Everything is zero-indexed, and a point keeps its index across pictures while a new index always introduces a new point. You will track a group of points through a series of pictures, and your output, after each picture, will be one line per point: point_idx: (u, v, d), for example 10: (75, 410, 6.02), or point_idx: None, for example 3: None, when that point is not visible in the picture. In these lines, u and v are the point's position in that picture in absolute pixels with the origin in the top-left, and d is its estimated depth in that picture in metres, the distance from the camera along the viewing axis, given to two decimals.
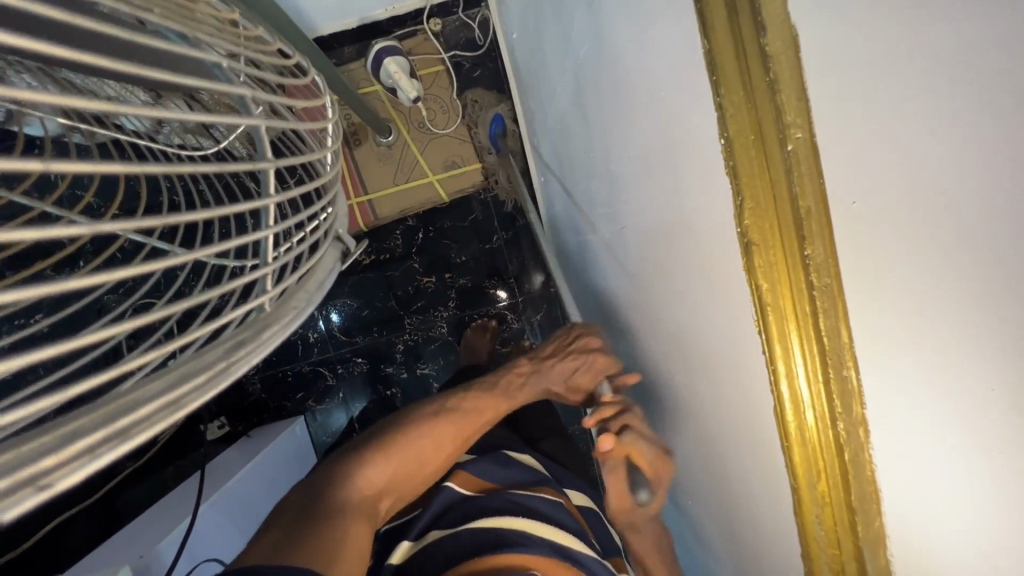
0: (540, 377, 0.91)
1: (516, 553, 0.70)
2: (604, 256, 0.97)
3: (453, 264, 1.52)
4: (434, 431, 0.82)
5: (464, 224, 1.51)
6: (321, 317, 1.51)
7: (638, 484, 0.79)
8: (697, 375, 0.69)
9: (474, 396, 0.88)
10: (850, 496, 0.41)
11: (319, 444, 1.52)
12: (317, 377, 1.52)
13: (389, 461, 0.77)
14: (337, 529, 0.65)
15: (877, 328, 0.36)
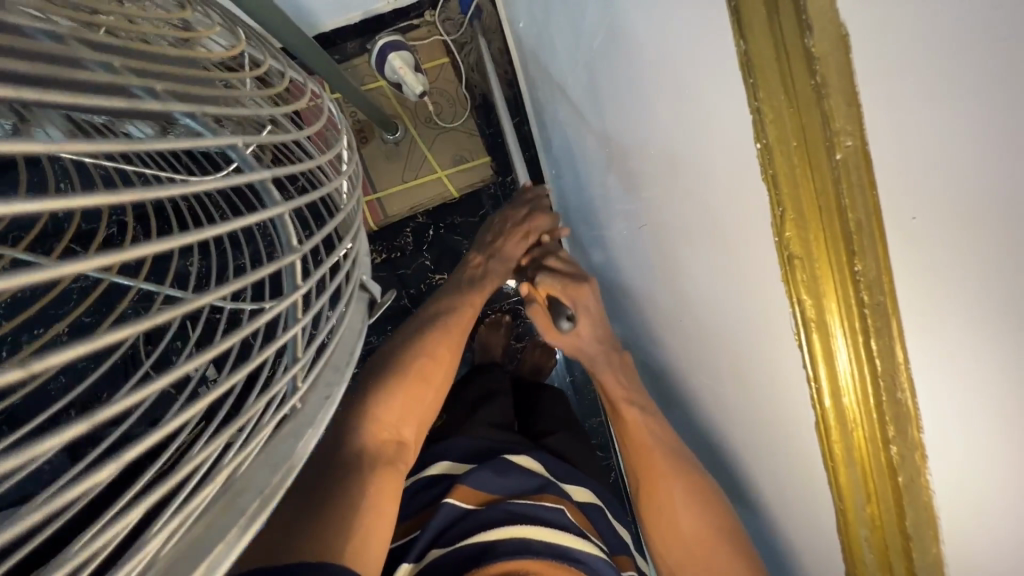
0: (496, 261, 1.00)
1: (511, 559, 0.73)
2: (620, 251, 0.95)
3: None
4: (428, 349, 0.85)
5: (474, 219, 1.50)
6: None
7: (560, 315, 0.88)
8: (725, 376, 0.67)
9: (449, 306, 0.93)
10: (904, 520, 0.39)
11: None
12: None
13: (398, 394, 0.79)
14: (359, 483, 0.66)
15: (935, 352, 0.34)
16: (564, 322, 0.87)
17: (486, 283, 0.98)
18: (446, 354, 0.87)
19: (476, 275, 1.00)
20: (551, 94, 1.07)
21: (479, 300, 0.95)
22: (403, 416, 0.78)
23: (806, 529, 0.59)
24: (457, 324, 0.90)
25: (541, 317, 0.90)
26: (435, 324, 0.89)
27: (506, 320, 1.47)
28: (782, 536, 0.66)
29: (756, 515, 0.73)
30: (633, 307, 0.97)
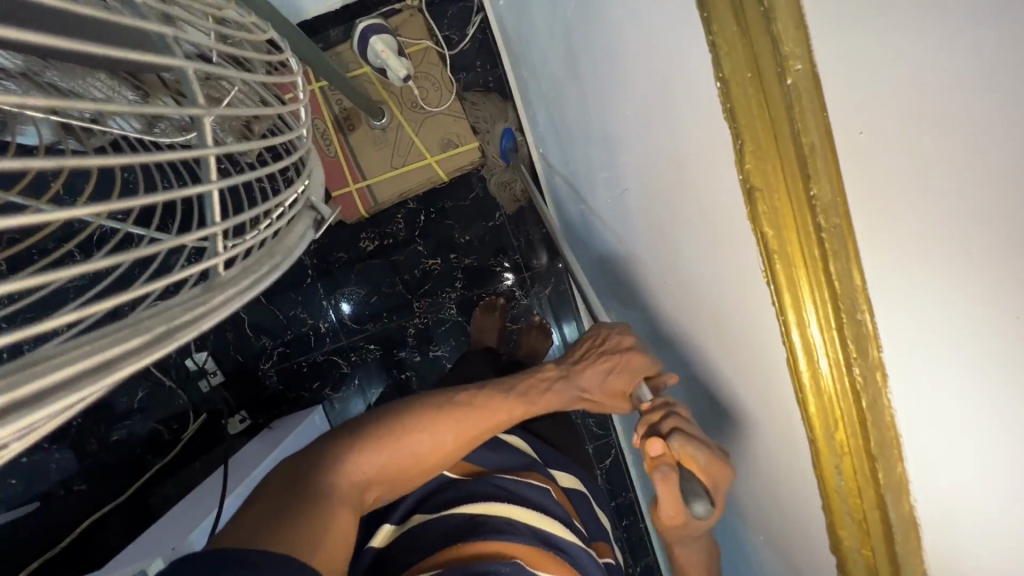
0: (566, 383, 0.93)
1: (500, 539, 0.75)
2: (605, 221, 0.96)
3: (458, 245, 1.51)
4: (438, 429, 0.84)
5: (464, 204, 1.50)
6: (333, 306, 1.52)
7: (692, 494, 0.70)
8: (709, 334, 0.68)
9: (485, 396, 0.90)
10: (869, 444, 0.41)
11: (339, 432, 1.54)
12: (330, 367, 1.53)
13: (380, 456, 0.80)
14: (319, 513, 0.70)
15: (886, 268, 0.36)
16: (698, 504, 0.69)
17: (541, 406, 0.92)
18: (449, 442, 0.85)
19: (536, 390, 0.93)
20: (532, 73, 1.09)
21: (517, 401, 0.91)
22: (378, 475, 0.80)
23: (786, 482, 0.60)
24: (478, 414, 0.87)
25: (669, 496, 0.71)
26: (457, 406, 0.87)
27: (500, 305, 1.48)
28: (766, 496, 0.68)
29: (742, 477, 0.74)
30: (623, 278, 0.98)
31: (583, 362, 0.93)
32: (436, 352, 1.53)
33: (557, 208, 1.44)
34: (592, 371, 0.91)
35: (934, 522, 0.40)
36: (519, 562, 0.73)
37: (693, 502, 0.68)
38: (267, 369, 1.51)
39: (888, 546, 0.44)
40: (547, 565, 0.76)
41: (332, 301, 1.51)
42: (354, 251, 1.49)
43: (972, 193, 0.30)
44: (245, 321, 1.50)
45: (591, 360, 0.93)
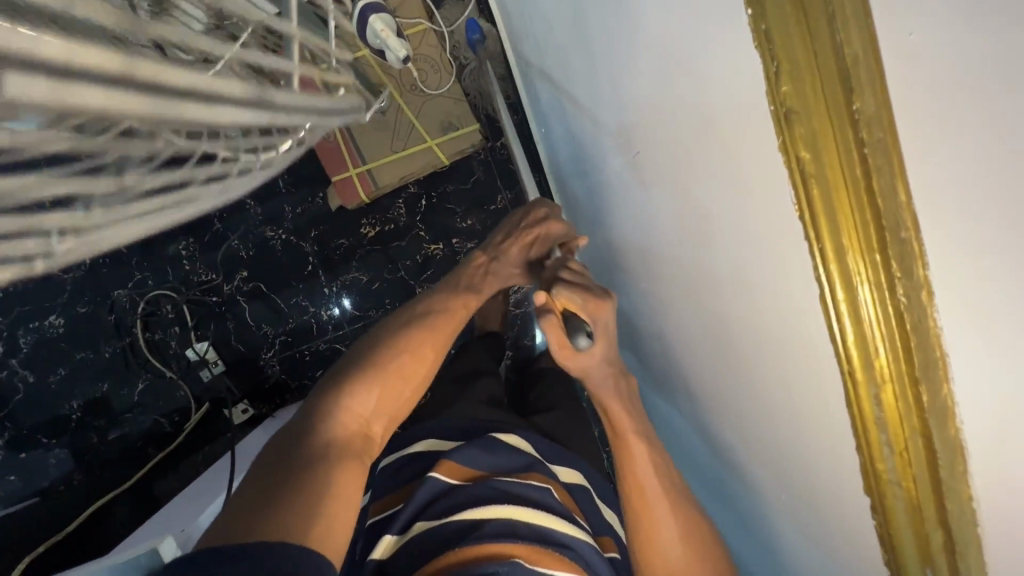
0: (499, 264, 1.09)
1: (499, 542, 0.76)
2: (613, 189, 0.95)
3: (459, 229, 1.50)
4: (411, 347, 0.94)
5: (465, 187, 1.50)
6: (335, 301, 1.50)
7: (576, 332, 0.88)
8: (726, 292, 0.68)
9: (443, 299, 1.02)
10: (914, 369, 0.42)
11: None
12: (333, 355, 1.52)
13: (370, 390, 0.87)
14: (324, 471, 0.72)
15: (935, 181, 0.36)
16: (580, 338, 0.87)
17: (485, 287, 1.07)
18: (426, 352, 0.95)
19: (477, 277, 1.08)
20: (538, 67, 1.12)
21: (470, 292, 1.05)
22: (376, 412, 0.87)
23: (809, 441, 0.61)
24: (442, 324, 0.99)
25: (556, 334, 0.87)
26: (418, 325, 0.97)
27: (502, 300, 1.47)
28: (785, 459, 0.69)
29: (758, 443, 0.75)
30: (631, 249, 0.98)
31: (513, 241, 1.09)
32: None
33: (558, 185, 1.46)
34: (507, 250, 1.09)
35: (982, 441, 0.41)
36: (519, 560, 0.74)
37: (577, 337, 0.87)
38: (268, 358, 1.50)
39: (933, 479, 0.45)
40: (546, 561, 0.76)
41: (334, 288, 1.50)
42: (355, 238, 1.48)
43: (1009, 148, 0.32)
44: (244, 309, 1.49)
45: (516, 239, 1.09)
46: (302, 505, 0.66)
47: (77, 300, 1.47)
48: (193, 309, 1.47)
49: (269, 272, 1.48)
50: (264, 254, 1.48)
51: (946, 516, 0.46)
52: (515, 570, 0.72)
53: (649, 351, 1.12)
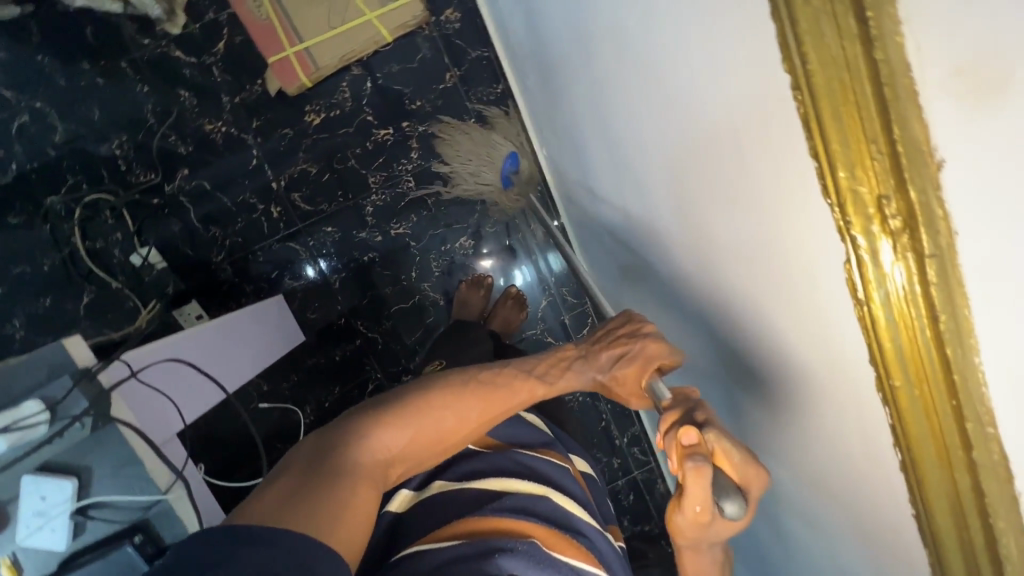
0: (585, 364, 0.79)
1: (518, 521, 0.63)
2: (562, 32, 0.90)
3: (409, 112, 1.44)
4: (461, 402, 0.74)
5: (412, 66, 1.42)
6: (308, 263, 1.49)
7: (723, 493, 0.52)
8: (657, 86, 0.65)
9: (510, 372, 0.78)
10: (868, 45, 0.30)
11: (305, 323, 1.50)
12: (289, 254, 1.48)
13: (407, 429, 0.70)
14: (344, 490, 0.61)
15: None
16: (730, 504, 0.52)
17: (559, 381, 0.79)
18: (474, 416, 0.74)
19: (557, 368, 0.80)
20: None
21: (539, 381, 0.79)
22: (405, 448, 0.70)
23: (709, 225, 0.65)
24: (505, 389, 0.76)
25: (699, 489, 0.52)
26: (480, 380, 0.76)
27: (487, 281, 1.49)
28: (700, 261, 0.72)
29: (682, 262, 0.78)
30: (585, 101, 0.94)
31: (602, 344, 0.79)
32: (398, 229, 1.49)
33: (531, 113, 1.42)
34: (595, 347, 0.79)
35: (973, 146, 0.27)
36: (535, 542, 0.61)
37: (722, 499, 0.52)
38: (219, 259, 1.45)
39: (932, 266, 0.32)
40: (565, 549, 0.63)
41: (283, 185, 1.44)
42: (299, 125, 1.42)
43: None
44: (188, 210, 1.43)
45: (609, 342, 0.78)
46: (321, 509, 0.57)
47: (5, 211, 1.36)
48: (135, 211, 1.42)
49: (211, 169, 1.42)
50: (205, 150, 1.41)
51: (874, 288, 0.36)
52: (535, 552, 0.59)
53: (597, 213, 1.14)
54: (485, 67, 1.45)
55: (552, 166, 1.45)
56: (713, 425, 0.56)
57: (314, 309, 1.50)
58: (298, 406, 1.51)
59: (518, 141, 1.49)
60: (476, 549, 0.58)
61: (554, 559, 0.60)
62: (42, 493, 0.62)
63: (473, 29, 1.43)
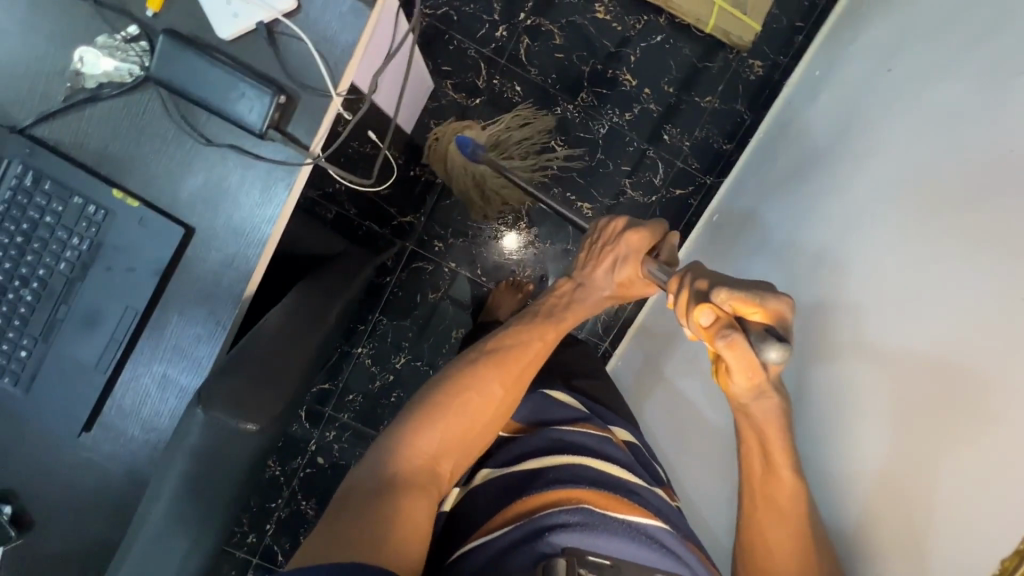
0: (587, 288, 0.89)
1: (559, 489, 0.69)
2: (847, 165, 1.01)
3: (659, 85, 1.45)
4: (481, 381, 0.79)
5: (697, 63, 1.45)
6: (476, 89, 1.45)
7: (767, 342, 0.60)
8: (895, 290, 0.77)
9: (509, 333, 0.85)
10: None
11: (421, 124, 1.47)
12: (471, 68, 1.45)
13: (438, 428, 0.75)
14: (399, 502, 0.66)
15: None
16: (771, 351, 0.60)
17: (569, 317, 0.88)
18: (499, 387, 0.80)
19: (562, 300, 0.90)
20: (862, 60, 1.12)
21: (547, 324, 0.87)
22: (445, 447, 0.74)
23: (854, 419, 0.76)
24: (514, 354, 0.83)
25: (741, 355, 0.63)
26: (489, 355, 0.82)
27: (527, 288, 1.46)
28: (821, 407, 0.83)
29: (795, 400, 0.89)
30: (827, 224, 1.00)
31: (592, 262, 0.89)
32: (555, 144, 1.48)
33: (742, 167, 1.41)
34: (595, 266, 0.88)
35: None
36: (586, 506, 0.67)
37: (766, 352, 0.60)
38: (423, 14, 1.42)
39: None
40: (618, 507, 0.68)
41: (526, 24, 1.43)
42: (585, 4, 1.42)
43: None
44: None
45: (597, 259, 0.88)
46: (373, 532, 0.62)
47: None
48: None
49: None
50: None
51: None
52: (586, 518, 0.65)
53: None
54: (737, 123, 1.47)
55: (706, 231, 1.41)
56: (720, 286, 0.65)
57: (438, 122, 1.47)
58: None
59: (694, 191, 1.50)
60: (525, 532, 0.65)
61: (608, 519, 0.66)
62: None
63: (760, 91, 1.45)
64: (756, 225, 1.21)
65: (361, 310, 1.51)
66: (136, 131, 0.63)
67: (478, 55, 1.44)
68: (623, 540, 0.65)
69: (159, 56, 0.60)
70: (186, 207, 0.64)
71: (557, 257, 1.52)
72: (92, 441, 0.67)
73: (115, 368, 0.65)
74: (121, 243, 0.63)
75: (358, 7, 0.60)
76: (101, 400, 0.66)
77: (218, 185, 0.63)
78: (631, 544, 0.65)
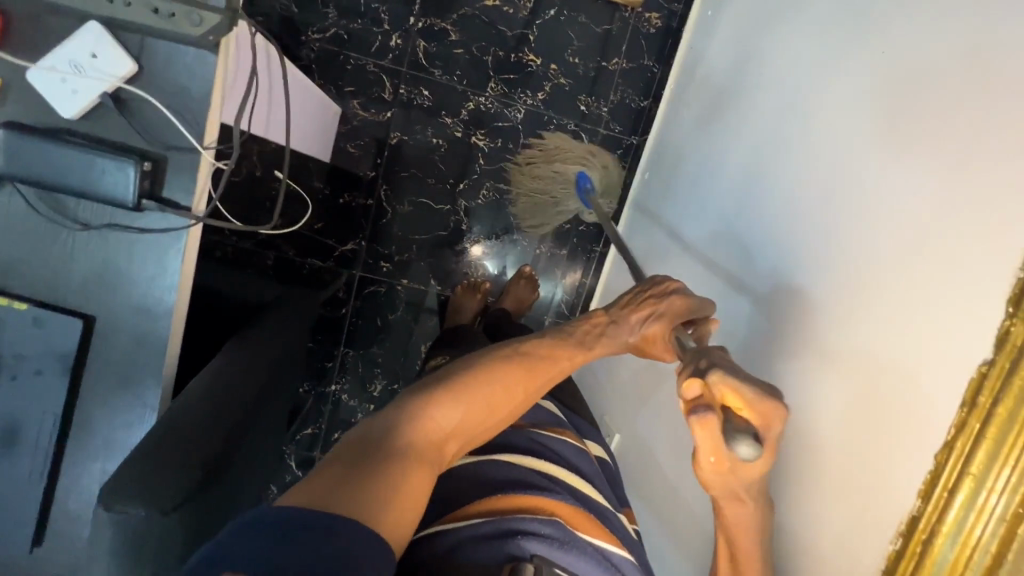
0: (619, 332, 0.79)
1: (535, 493, 0.69)
2: (752, 100, 1.02)
3: (564, 58, 1.45)
4: (507, 374, 0.71)
5: (596, 28, 1.44)
6: (385, 103, 1.43)
7: (735, 437, 0.53)
8: (807, 234, 0.79)
9: (548, 340, 0.76)
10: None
11: (338, 150, 1.44)
12: (375, 83, 1.42)
13: (461, 406, 0.67)
14: (399, 470, 0.58)
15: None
16: (743, 447, 0.53)
17: (595, 351, 0.78)
18: (518, 388, 0.71)
19: (590, 335, 0.79)
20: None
21: (577, 346, 0.77)
22: (459, 429, 0.66)
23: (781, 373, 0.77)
24: (545, 357, 0.74)
25: (708, 436, 0.57)
26: (519, 354, 0.73)
27: (484, 287, 1.46)
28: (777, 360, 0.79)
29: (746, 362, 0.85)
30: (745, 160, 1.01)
31: (631, 307, 0.80)
32: (477, 139, 1.47)
33: (655, 140, 1.45)
34: (628, 305, 0.80)
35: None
36: (560, 521, 0.68)
37: (736, 445, 0.53)
38: (312, 39, 1.38)
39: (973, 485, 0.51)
40: (590, 530, 0.70)
41: (418, 27, 1.41)
42: None
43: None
44: None
45: (639, 305, 0.79)
46: (374, 497, 0.55)
47: None
48: None
49: None
50: None
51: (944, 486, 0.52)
52: (557, 533, 0.65)
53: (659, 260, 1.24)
54: (647, 78, 1.47)
55: (637, 199, 1.46)
56: (717, 365, 0.58)
57: (355, 144, 1.44)
58: (297, 201, 1.45)
59: (623, 154, 1.50)
60: (496, 527, 0.64)
61: (579, 539, 0.67)
62: (98, 51, 0.57)
63: (662, 41, 1.46)
64: (681, 178, 1.23)
65: (325, 348, 1.49)
66: (5, 232, 0.60)
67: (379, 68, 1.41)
68: (588, 561, 0.66)
69: (7, 152, 0.57)
70: (81, 297, 0.61)
71: (506, 250, 1.52)
72: (45, 556, 0.64)
73: (51, 477, 0.63)
74: (20, 350, 0.60)
75: (205, 58, 0.59)
76: (44, 513, 0.63)
77: (109, 267, 0.61)
78: (597, 568, 0.66)
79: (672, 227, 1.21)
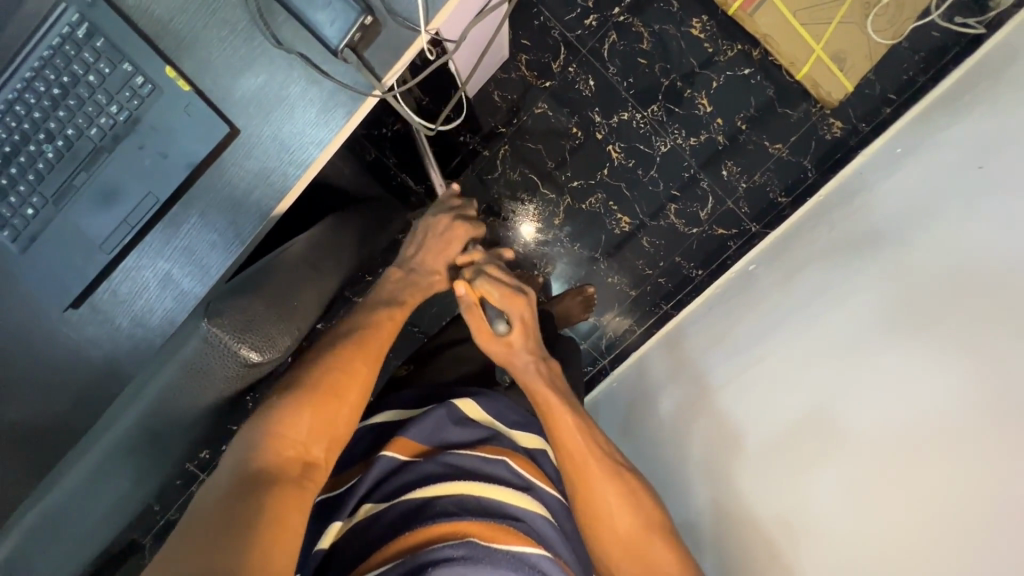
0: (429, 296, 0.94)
1: (443, 522, 0.66)
2: (904, 252, 0.96)
3: (733, 119, 1.40)
4: (339, 362, 0.77)
5: (778, 108, 1.39)
6: (550, 73, 1.41)
7: (495, 317, 0.86)
8: (850, 376, 0.92)
9: (371, 316, 0.85)
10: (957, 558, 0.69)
11: (484, 92, 1.42)
12: (550, 50, 1.40)
13: (304, 412, 0.71)
14: (255, 505, 0.62)
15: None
16: (499, 323, 0.86)
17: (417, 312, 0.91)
18: (360, 365, 0.78)
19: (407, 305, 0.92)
20: (953, 148, 1.04)
21: (394, 321, 0.87)
22: (314, 434, 0.71)
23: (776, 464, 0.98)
24: (371, 332, 0.82)
25: (477, 321, 0.86)
26: (347, 338, 0.80)
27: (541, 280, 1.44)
28: (801, 449, 0.95)
29: (773, 430, 1.01)
30: (871, 306, 0.96)
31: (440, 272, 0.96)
32: (612, 148, 1.43)
33: (790, 226, 1.37)
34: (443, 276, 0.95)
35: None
36: (473, 539, 0.65)
37: (496, 322, 0.86)
38: None
39: None
40: (505, 538, 0.67)
41: (618, 19, 1.37)
42: (684, 16, 1.36)
43: None
44: None
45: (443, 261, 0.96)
46: (243, 516, 0.60)
47: None
48: None
49: None
50: None
51: None
52: (470, 552, 0.63)
53: (726, 344, 1.23)
54: (800, 178, 1.41)
55: (735, 279, 1.39)
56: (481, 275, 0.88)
57: (502, 94, 1.42)
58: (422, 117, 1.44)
59: (736, 235, 1.45)
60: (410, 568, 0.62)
61: (493, 554, 0.65)
62: None
63: (833, 152, 1.40)
64: (787, 289, 1.18)
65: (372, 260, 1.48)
66: (207, 11, 0.59)
67: (561, 38, 1.39)
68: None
69: None
70: (235, 105, 0.60)
71: (582, 263, 1.48)
72: (78, 317, 0.64)
73: (122, 251, 0.62)
74: (160, 124, 0.60)
75: None
76: (99, 279, 0.63)
77: (276, 92, 0.60)
78: None
79: (753, 323, 1.21)
